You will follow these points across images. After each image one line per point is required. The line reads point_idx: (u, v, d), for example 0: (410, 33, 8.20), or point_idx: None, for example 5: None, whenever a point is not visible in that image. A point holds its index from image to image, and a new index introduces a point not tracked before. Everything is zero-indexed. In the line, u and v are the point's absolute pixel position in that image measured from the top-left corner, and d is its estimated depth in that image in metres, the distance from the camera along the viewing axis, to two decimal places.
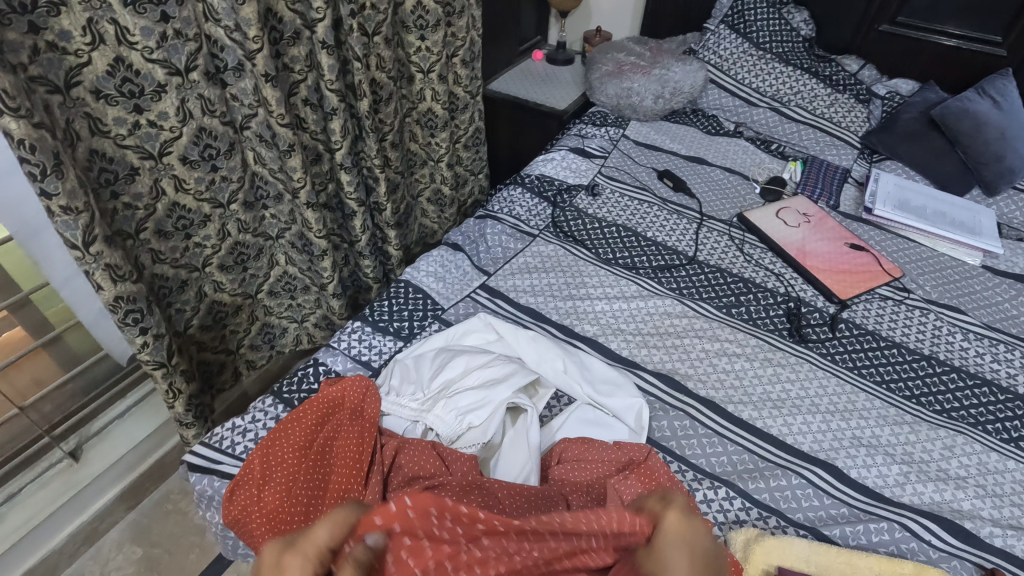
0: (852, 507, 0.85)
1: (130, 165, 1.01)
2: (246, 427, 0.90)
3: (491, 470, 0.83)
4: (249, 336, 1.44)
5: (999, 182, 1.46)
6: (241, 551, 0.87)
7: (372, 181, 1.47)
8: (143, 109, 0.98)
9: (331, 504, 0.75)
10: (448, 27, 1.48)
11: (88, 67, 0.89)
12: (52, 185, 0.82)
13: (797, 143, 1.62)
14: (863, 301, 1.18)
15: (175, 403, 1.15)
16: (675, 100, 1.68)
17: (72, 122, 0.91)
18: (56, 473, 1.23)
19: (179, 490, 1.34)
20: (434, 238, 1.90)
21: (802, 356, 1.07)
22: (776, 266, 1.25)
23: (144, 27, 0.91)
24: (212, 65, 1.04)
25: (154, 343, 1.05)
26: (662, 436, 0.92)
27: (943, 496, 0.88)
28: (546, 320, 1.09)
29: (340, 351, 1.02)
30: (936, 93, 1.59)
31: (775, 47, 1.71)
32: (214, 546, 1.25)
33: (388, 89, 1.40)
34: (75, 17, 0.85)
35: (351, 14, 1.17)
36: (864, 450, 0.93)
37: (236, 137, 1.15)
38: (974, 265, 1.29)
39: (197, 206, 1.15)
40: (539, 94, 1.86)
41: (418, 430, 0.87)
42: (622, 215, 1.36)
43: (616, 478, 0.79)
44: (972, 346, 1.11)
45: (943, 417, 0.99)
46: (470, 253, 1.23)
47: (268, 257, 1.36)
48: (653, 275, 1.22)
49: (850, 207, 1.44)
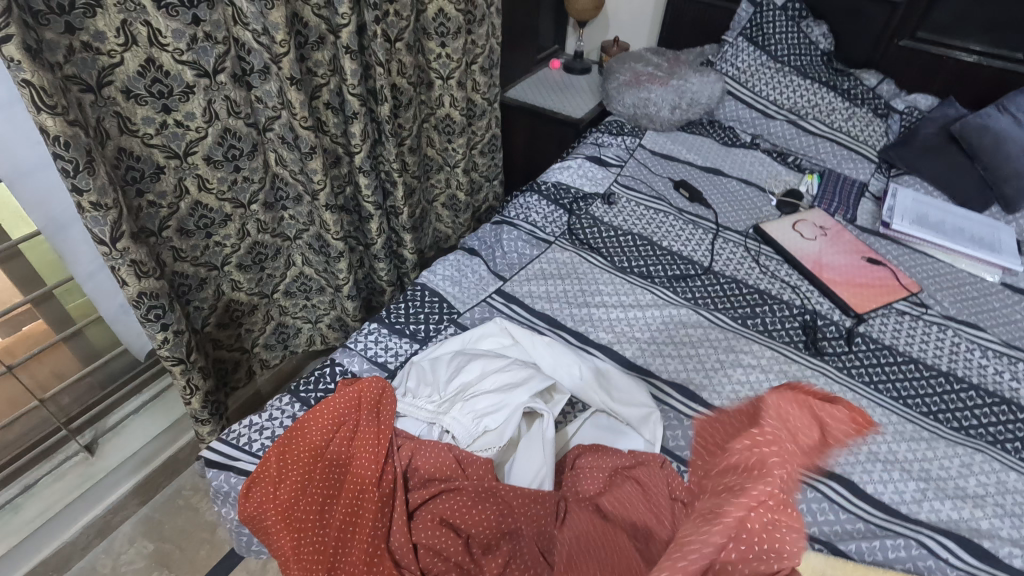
0: (868, 523, 0.85)
1: (157, 163, 1.03)
2: (263, 424, 0.90)
3: (505, 476, 0.83)
4: (264, 335, 1.46)
5: (1019, 200, 1.44)
6: (254, 547, 0.87)
7: (389, 185, 1.48)
8: (171, 109, 1.00)
9: (347, 502, 0.77)
10: (469, 34, 1.49)
11: (120, 68, 0.91)
12: (84, 182, 0.83)
13: (814, 156, 1.62)
14: (880, 315, 1.17)
15: (191, 399, 1.17)
16: (692, 111, 1.69)
17: (102, 120, 0.93)
18: (72, 465, 1.25)
19: (191, 487, 1.35)
20: (448, 242, 1.91)
21: (818, 369, 1.06)
22: (792, 278, 1.25)
23: (175, 29, 0.94)
24: (239, 67, 1.06)
25: (174, 339, 1.06)
26: (676, 446, 0.92)
27: (961, 514, 0.87)
28: (561, 326, 1.10)
29: (357, 351, 1.03)
30: (955, 109, 1.59)
31: (794, 60, 1.70)
32: (225, 542, 1.27)
33: (407, 94, 1.42)
34: (110, 19, 0.87)
35: (375, 20, 1.20)
36: (880, 465, 0.92)
37: (260, 139, 1.17)
38: (994, 282, 1.28)
39: (219, 205, 1.16)
40: (556, 103, 1.87)
41: (434, 433, 0.87)
42: (638, 223, 1.36)
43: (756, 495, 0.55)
44: (991, 363, 1.10)
45: (961, 435, 0.98)
46: (485, 258, 1.24)
47: (286, 258, 1.37)
48: (669, 285, 1.22)
49: (867, 221, 1.44)
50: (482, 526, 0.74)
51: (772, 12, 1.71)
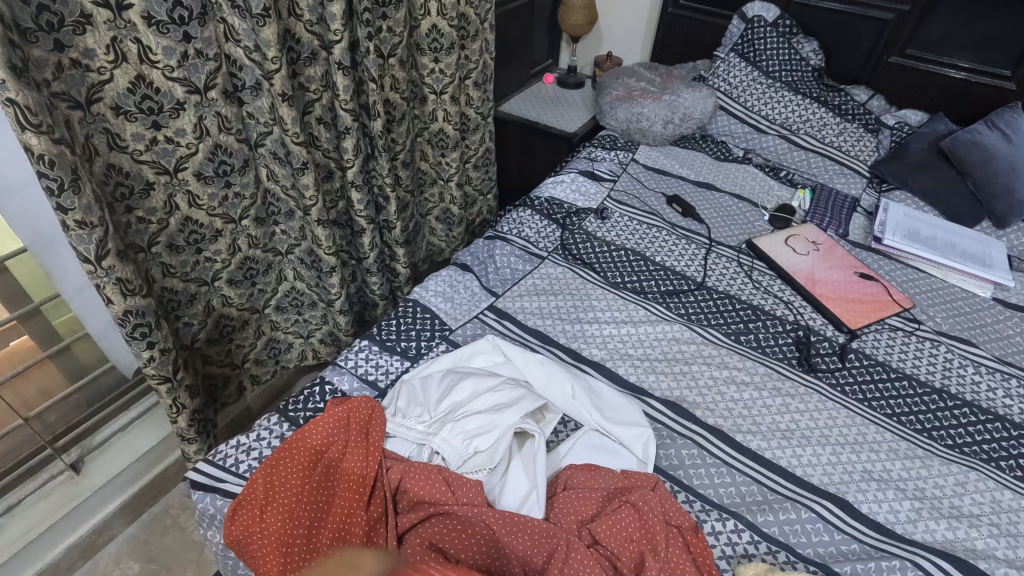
0: (863, 544, 0.84)
1: (146, 179, 1.02)
2: (251, 445, 0.89)
3: (495, 499, 0.81)
4: (255, 351, 1.44)
5: (1009, 215, 1.45)
6: (240, 571, 0.85)
7: (382, 200, 1.48)
8: (160, 125, 0.99)
9: (335, 527, 0.74)
10: (462, 49, 1.50)
11: (109, 84, 0.90)
12: (69, 200, 0.83)
13: (806, 171, 1.63)
14: (873, 332, 1.17)
15: (179, 417, 1.15)
16: (684, 125, 1.70)
17: (91, 137, 0.92)
18: (57, 484, 1.22)
19: (178, 505, 1.33)
20: (442, 256, 1.90)
21: (811, 386, 1.06)
22: (785, 293, 1.25)
23: (166, 47, 0.93)
24: (230, 84, 1.06)
25: (161, 356, 1.05)
26: (669, 465, 0.91)
27: (956, 534, 0.86)
28: (553, 343, 1.09)
29: (347, 369, 1.01)
30: (945, 125, 1.60)
31: (785, 76, 1.72)
32: (212, 562, 1.24)
33: (401, 109, 1.42)
34: (99, 36, 0.86)
35: (368, 37, 1.20)
36: (875, 484, 0.91)
37: (251, 154, 1.16)
38: (985, 298, 1.28)
39: (210, 221, 1.16)
40: (549, 117, 1.88)
41: (424, 454, 0.86)
42: (631, 238, 1.36)
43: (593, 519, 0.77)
44: (984, 380, 1.09)
45: (955, 452, 0.97)
46: (478, 274, 1.24)
47: (277, 273, 1.36)
48: (662, 300, 1.22)
49: (859, 236, 1.44)
50: (471, 550, 0.72)
51: (763, 28, 1.73)
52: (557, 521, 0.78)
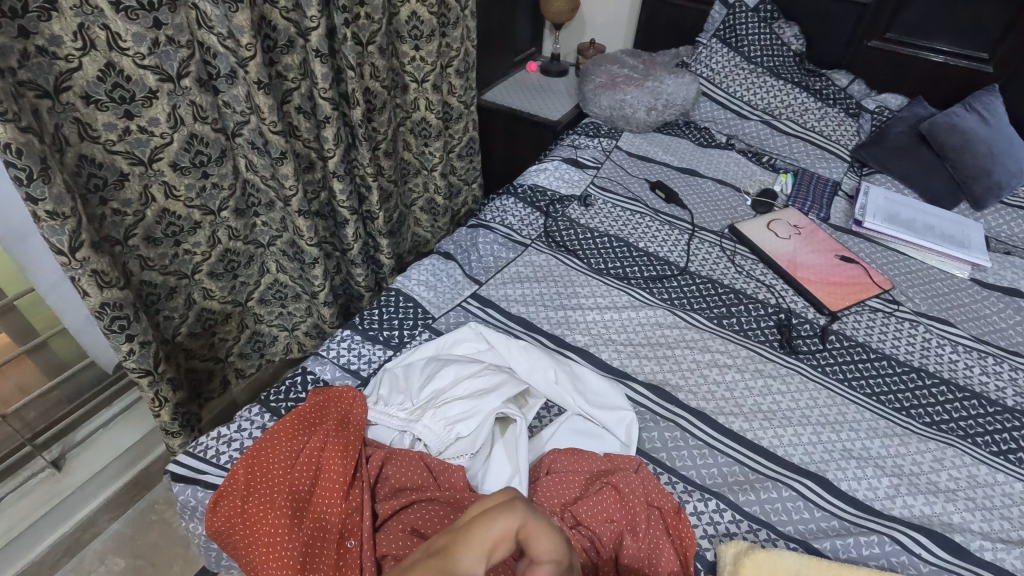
0: (842, 520, 0.85)
1: (120, 170, 1.00)
2: (232, 436, 0.88)
3: (479, 484, 0.82)
4: (238, 345, 1.43)
5: (987, 197, 1.47)
6: (225, 562, 0.85)
7: (364, 190, 1.47)
8: (133, 114, 0.97)
9: (315, 517, 0.74)
10: (443, 37, 1.49)
11: (79, 73, 0.89)
12: (39, 190, 0.81)
13: (788, 155, 1.64)
14: (853, 313, 1.19)
15: (161, 411, 1.14)
16: (668, 112, 1.69)
17: (61, 127, 0.90)
18: (39, 482, 1.21)
19: (163, 500, 1.31)
20: (428, 247, 1.89)
21: (792, 368, 1.07)
22: (767, 277, 1.26)
23: (136, 33, 0.92)
24: (205, 72, 1.04)
25: (140, 350, 1.03)
26: (652, 447, 0.91)
27: (933, 508, 0.87)
28: (537, 329, 1.09)
29: (329, 359, 1.01)
30: (924, 108, 1.61)
31: (767, 61, 1.72)
32: (198, 557, 1.23)
33: (381, 98, 1.41)
34: (66, 22, 0.85)
35: (345, 23, 1.18)
36: (854, 462, 0.93)
37: (228, 144, 1.15)
38: (964, 278, 1.30)
39: (188, 212, 1.14)
40: (534, 105, 1.87)
41: (406, 441, 0.87)
42: (615, 225, 1.36)
43: (589, 490, 0.79)
44: (961, 358, 1.11)
45: (933, 430, 0.99)
46: (461, 262, 1.23)
47: (259, 265, 1.35)
48: (645, 285, 1.22)
49: (840, 219, 1.45)
50: None
51: (744, 14, 1.73)
52: (540, 502, 0.78)
